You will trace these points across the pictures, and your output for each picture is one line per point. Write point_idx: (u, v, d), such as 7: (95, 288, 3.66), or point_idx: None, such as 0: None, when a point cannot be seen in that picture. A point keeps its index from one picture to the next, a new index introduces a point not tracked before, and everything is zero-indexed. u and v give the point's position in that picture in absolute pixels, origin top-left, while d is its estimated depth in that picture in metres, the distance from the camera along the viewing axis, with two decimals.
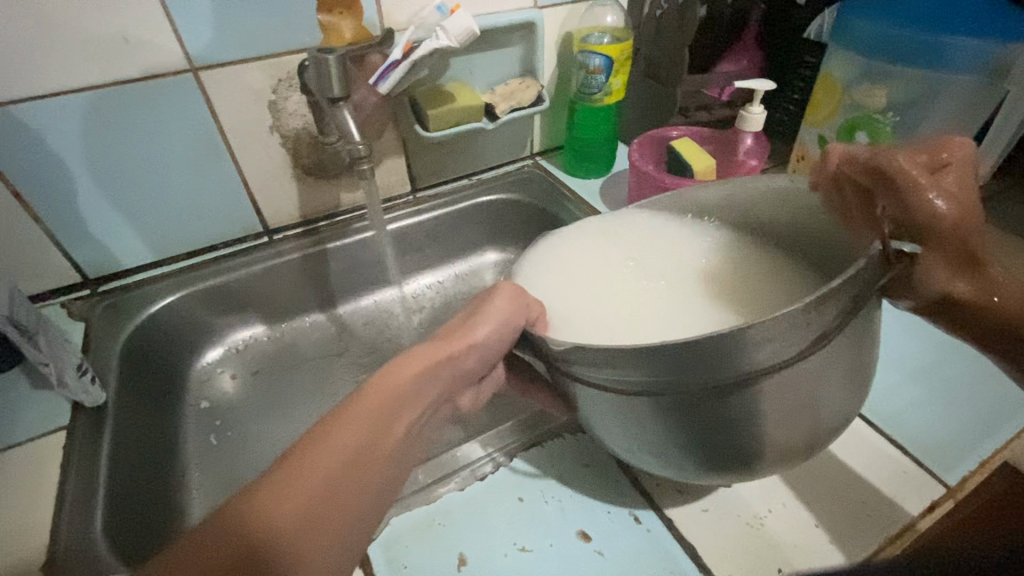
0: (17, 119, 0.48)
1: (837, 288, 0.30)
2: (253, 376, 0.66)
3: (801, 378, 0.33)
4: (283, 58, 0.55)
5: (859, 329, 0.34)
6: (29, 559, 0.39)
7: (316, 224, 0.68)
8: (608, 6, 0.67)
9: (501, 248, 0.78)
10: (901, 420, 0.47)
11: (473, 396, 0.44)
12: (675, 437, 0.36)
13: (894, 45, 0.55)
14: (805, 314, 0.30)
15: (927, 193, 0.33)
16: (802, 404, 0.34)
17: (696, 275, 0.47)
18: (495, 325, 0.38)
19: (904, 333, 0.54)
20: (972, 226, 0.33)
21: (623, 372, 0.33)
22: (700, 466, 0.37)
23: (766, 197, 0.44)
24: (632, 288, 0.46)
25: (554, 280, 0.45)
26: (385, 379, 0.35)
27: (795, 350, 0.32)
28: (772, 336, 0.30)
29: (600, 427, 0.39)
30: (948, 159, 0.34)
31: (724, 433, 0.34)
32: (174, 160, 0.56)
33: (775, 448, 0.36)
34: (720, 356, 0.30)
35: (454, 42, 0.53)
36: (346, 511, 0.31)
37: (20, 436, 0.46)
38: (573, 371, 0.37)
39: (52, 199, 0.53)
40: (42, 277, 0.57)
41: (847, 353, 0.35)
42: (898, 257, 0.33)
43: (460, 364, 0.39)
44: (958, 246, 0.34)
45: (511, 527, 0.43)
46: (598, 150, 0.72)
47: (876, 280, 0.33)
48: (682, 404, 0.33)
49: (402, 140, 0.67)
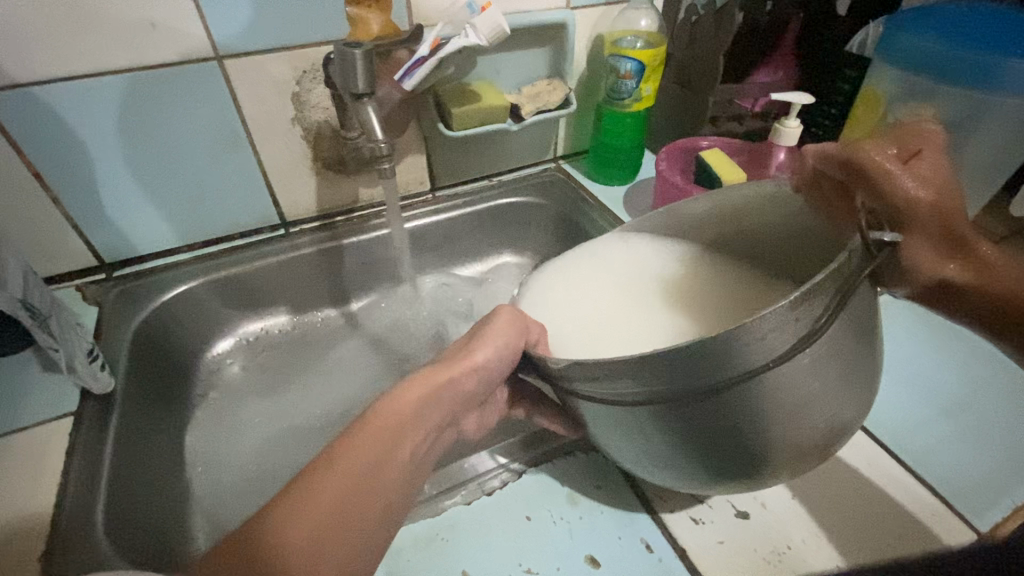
0: (39, 100, 0.47)
1: (824, 284, 0.28)
2: (261, 370, 0.65)
3: (808, 382, 0.31)
4: (308, 50, 0.54)
5: (865, 349, 0.34)
6: (30, 545, 0.38)
7: (333, 218, 0.67)
8: (642, 9, 0.64)
9: (518, 253, 0.77)
10: (932, 459, 0.45)
11: (478, 419, 0.45)
12: (683, 447, 0.34)
13: (944, 67, 0.52)
14: (792, 312, 0.28)
15: (903, 180, 0.33)
16: (807, 403, 0.32)
17: (678, 291, 0.48)
18: (494, 349, 0.39)
19: (938, 367, 0.52)
20: (952, 206, 0.34)
21: (619, 384, 0.32)
22: (713, 473, 0.35)
23: (755, 203, 0.43)
24: (612, 302, 0.47)
25: (546, 301, 0.47)
26: (392, 401, 0.35)
27: (802, 360, 0.31)
28: (759, 336, 0.28)
29: (607, 442, 0.38)
30: (919, 148, 0.36)
31: (730, 440, 0.32)
32: (194, 149, 0.56)
33: (788, 450, 0.33)
34: (708, 359, 0.29)
35: (483, 40, 0.52)
36: (351, 525, 0.30)
37: (27, 420, 0.46)
38: (575, 387, 0.36)
39: (72, 182, 0.53)
40: (59, 259, 0.56)
41: (858, 374, 0.34)
42: (879, 247, 0.31)
43: (461, 389, 0.39)
44: (940, 224, 0.33)
45: (516, 546, 0.41)
46: (622, 156, 0.70)
47: (865, 270, 0.30)
48: (680, 409, 0.32)
49: (424, 138, 0.66)
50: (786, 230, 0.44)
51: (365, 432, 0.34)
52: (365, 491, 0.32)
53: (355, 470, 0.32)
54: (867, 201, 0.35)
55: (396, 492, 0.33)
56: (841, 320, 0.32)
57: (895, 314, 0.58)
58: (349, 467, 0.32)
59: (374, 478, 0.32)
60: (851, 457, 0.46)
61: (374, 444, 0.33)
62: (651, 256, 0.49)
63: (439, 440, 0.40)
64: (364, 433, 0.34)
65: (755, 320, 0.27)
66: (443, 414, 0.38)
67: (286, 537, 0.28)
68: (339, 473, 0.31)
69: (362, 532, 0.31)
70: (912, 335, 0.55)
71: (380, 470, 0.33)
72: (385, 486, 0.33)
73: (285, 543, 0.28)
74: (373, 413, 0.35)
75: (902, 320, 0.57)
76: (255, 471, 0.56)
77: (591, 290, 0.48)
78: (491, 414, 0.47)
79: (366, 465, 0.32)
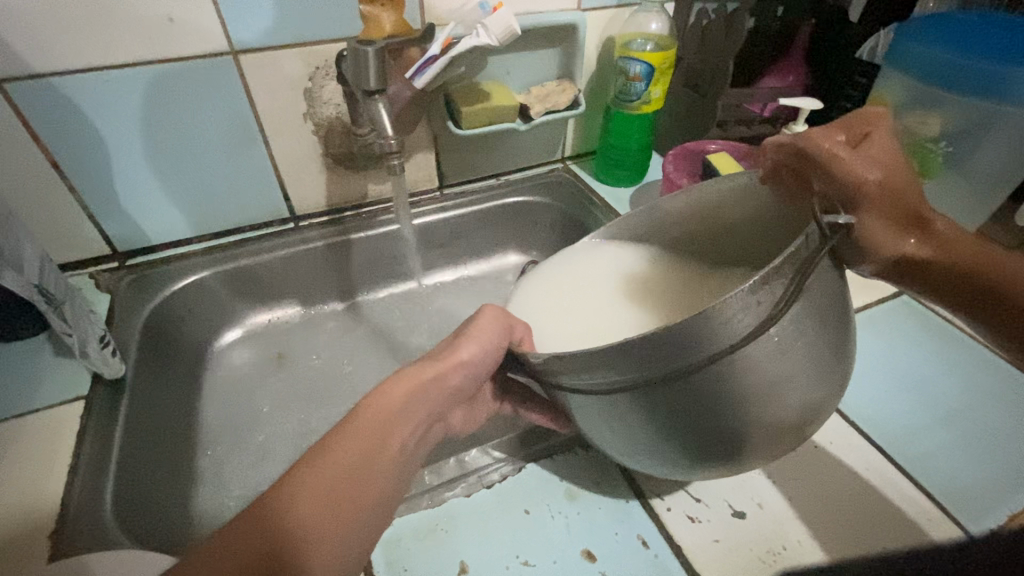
0: (58, 90, 0.48)
1: (783, 270, 0.30)
2: (266, 358, 0.66)
3: (779, 365, 0.32)
4: (322, 47, 0.55)
5: (841, 339, 0.36)
6: (41, 524, 0.39)
7: (341, 213, 0.68)
8: (654, 12, 0.64)
9: (523, 251, 0.78)
10: (931, 465, 0.45)
11: (465, 415, 0.47)
12: (666, 436, 0.35)
13: (954, 73, 0.52)
14: (754, 295, 0.29)
15: (855, 164, 0.36)
16: (781, 381, 0.32)
17: (657, 284, 0.51)
18: (480, 346, 0.40)
19: (942, 375, 0.52)
20: (900, 183, 0.36)
21: (598, 374, 0.33)
22: (692, 457, 0.35)
23: (730, 194, 0.46)
24: (595, 294, 0.51)
25: (536, 304, 0.51)
26: (381, 394, 0.37)
27: (780, 347, 0.32)
28: (724, 319, 0.29)
29: (593, 433, 0.39)
30: (867, 131, 0.38)
31: (709, 424, 0.33)
32: (207, 142, 0.57)
33: (767, 429, 0.34)
34: (674, 344, 0.30)
35: (494, 40, 0.52)
36: (349, 509, 0.31)
37: (39, 403, 0.47)
38: (559, 380, 0.36)
39: (88, 172, 0.54)
40: (74, 247, 0.58)
41: (832, 360, 0.35)
42: (833, 230, 0.31)
43: (450, 384, 0.40)
44: (890, 200, 0.36)
45: (514, 538, 0.42)
46: (627, 158, 0.71)
47: (822, 249, 0.31)
48: (656, 392, 0.33)
49: (433, 136, 0.66)
50: (749, 219, 0.47)
51: (362, 424, 0.35)
52: (364, 479, 0.33)
53: (353, 460, 0.33)
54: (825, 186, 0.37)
55: (393, 482, 0.35)
56: (815, 316, 0.33)
57: (896, 321, 0.58)
58: (348, 457, 0.33)
59: (372, 469, 0.33)
60: (849, 462, 0.46)
61: (370, 435, 0.34)
62: (626, 255, 0.53)
63: (431, 435, 0.41)
64: (363, 423, 0.35)
65: (719, 303, 0.29)
66: (433, 409, 0.39)
67: (287, 517, 0.30)
68: (338, 458, 0.32)
69: (360, 515, 0.32)
70: (913, 342, 0.55)
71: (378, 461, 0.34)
72: (385, 473, 0.34)
73: (289, 525, 0.29)
74: (368, 408, 0.36)
75: (902, 326, 0.57)
76: (261, 456, 0.57)
77: (573, 287, 0.52)
78: (478, 412, 0.49)
79: (363, 456, 0.33)
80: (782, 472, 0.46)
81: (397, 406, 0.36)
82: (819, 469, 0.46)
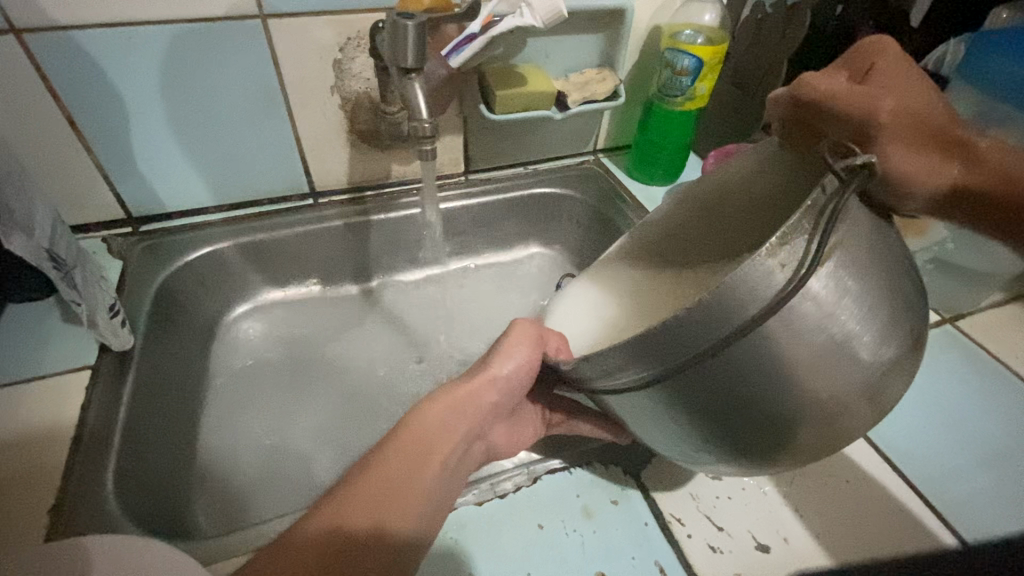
0: (79, 46, 0.46)
1: (801, 225, 0.28)
2: (276, 334, 0.65)
3: (826, 390, 0.30)
4: (355, 16, 0.52)
5: (898, 370, 0.33)
6: (38, 503, 0.38)
7: (363, 193, 0.66)
8: (707, 3, 0.61)
9: (547, 244, 0.75)
10: (965, 511, 0.44)
11: (507, 433, 0.45)
12: (705, 433, 0.33)
13: None
14: (775, 259, 0.28)
15: (854, 101, 0.37)
16: (830, 389, 0.30)
17: (657, 283, 0.51)
18: (515, 362, 0.40)
19: (978, 416, 0.50)
20: (913, 106, 0.36)
21: (626, 371, 0.32)
22: (736, 455, 0.34)
23: (744, 176, 0.46)
24: (602, 303, 0.51)
25: (565, 317, 0.52)
26: (419, 414, 0.37)
27: (829, 372, 0.30)
28: (749, 290, 0.28)
29: (643, 434, 0.37)
30: (873, 61, 0.39)
31: (747, 419, 0.31)
32: (229, 108, 0.54)
33: (812, 433, 0.32)
34: (697, 326, 0.28)
35: (540, 21, 0.49)
36: (377, 528, 0.31)
37: (44, 369, 0.45)
38: (594, 384, 0.35)
39: (104, 131, 0.52)
40: (88, 209, 0.56)
41: (881, 395, 0.33)
42: (851, 173, 0.29)
43: (483, 401, 0.40)
44: (904, 124, 0.36)
45: (526, 552, 0.40)
46: (665, 153, 0.67)
47: (844, 195, 0.28)
48: (686, 384, 0.31)
49: (463, 118, 0.63)
50: (768, 193, 0.45)
51: (398, 446, 0.35)
52: (391, 500, 0.32)
53: (387, 483, 0.32)
54: (835, 129, 0.38)
55: (431, 501, 0.33)
56: (871, 350, 0.31)
57: (935, 353, 0.55)
58: (382, 477, 0.33)
59: (402, 490, 0.33)
60: (880, 500, 0.44)
61: (410, 455, 0.34)
62: (641, 269, 0.52)
63: (471, 454, 0.40)
64: (401, 446, 0.35)
65: (739, 270, 0.27)
66: (472, 428, 0.38)
67: (303, 542, 0.29)
68: (372, 482, 0.32)
69: (385, 527, 0.31)
70: (952, 375, 0.53)
71: (407, 485, 0.33)
72: (416, 496, 0.33)
73: (319, 540, 0.29)
74: (406, 428, 0.36)
75: (943, 358, 0.55)
76: (266, 438, 0.55)
77: (581, 300, 0.52)
78: (522, 432, 0.46)
79: (395, 482, 0.33)
80: (809, 506, 0.44)
81: (433, 425, 0.37)
82: (849, 506, 0.44)
